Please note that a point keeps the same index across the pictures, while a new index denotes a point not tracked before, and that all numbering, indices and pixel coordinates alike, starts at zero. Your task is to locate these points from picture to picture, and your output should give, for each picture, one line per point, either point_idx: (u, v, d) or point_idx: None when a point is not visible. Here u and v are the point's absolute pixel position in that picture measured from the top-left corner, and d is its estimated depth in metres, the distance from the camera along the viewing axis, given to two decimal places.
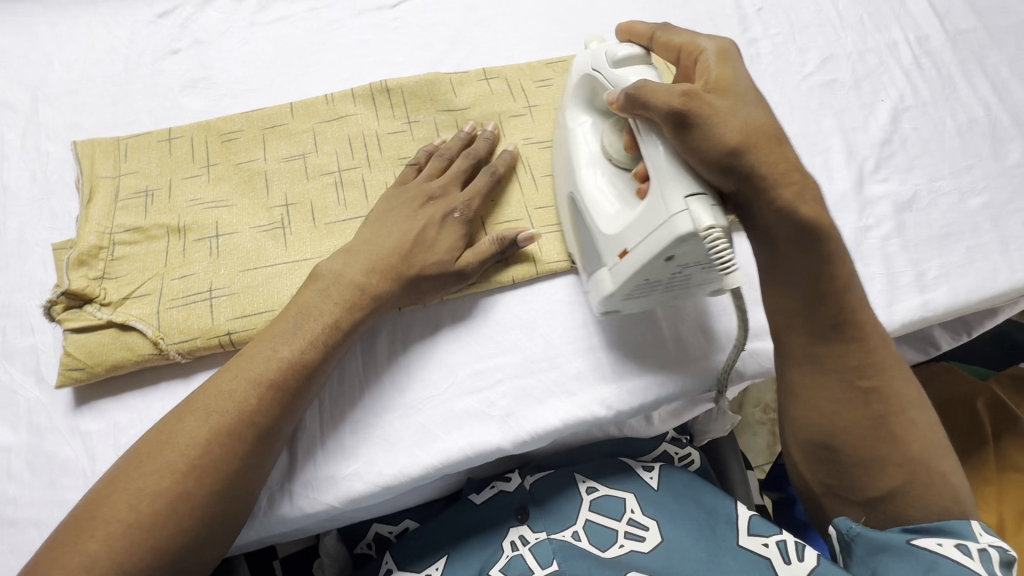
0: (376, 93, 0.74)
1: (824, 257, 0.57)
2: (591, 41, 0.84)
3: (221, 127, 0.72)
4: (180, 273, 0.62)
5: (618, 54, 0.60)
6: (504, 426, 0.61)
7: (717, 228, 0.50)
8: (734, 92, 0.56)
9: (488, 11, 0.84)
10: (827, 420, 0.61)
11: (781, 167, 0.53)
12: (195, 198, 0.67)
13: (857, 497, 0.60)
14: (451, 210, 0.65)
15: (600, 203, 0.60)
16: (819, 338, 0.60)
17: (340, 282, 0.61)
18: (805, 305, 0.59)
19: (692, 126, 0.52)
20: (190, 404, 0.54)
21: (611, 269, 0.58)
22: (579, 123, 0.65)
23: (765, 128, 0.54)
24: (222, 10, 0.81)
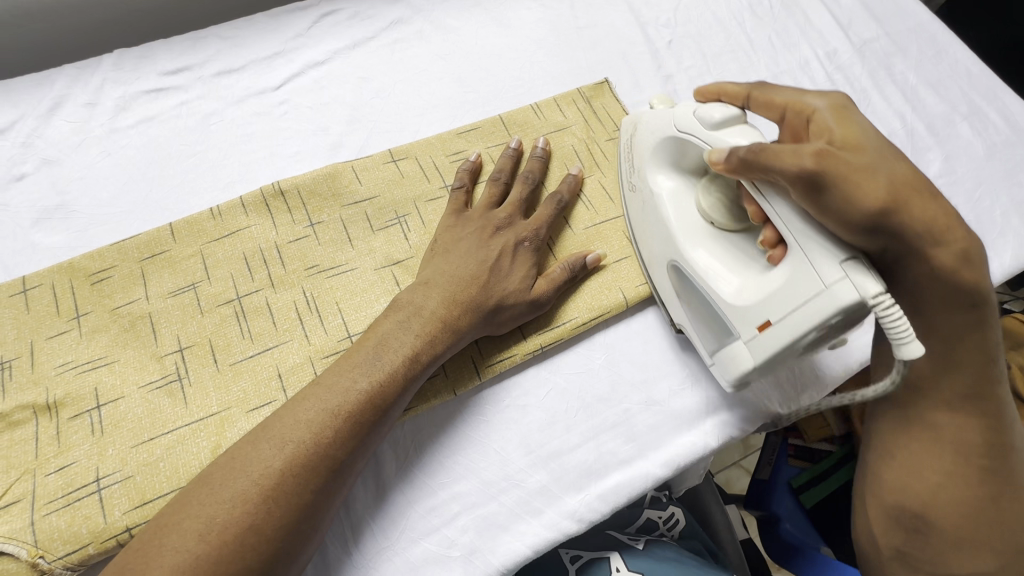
0: (269, 199, 0.66)
1: (970, 327, 0.51)
2: (501, 99, 0.78)
3: (88, 266, 0.61)
4: (56, 464, 0.52)
5: (716, 116, 0.55)
6: (469, 565, 0.55)
7: (887, 295, 0.44)
8: (866, 148, 0.49)
9: (385, 80, 0.77)
10: (926, 487, 0.54)
11: (945, 225, 0.49)
12: (64, 362, 0.57)
13: (906, 517, 0.55)
14: (520, 241, 0.63)
15: (716, 274, 0.56)
16: (941, 406, 0.53)
17: (329, 388, 0.52)
18: (944, 343, 0.52)
19: (824, 192, 0.46)
20: (175, 513, 0.46)
21: (747, 344, 0.53)
22: (660, 188, 0.62)
23: (911, 183, 0.48)
24: (72, 119, 0.70)
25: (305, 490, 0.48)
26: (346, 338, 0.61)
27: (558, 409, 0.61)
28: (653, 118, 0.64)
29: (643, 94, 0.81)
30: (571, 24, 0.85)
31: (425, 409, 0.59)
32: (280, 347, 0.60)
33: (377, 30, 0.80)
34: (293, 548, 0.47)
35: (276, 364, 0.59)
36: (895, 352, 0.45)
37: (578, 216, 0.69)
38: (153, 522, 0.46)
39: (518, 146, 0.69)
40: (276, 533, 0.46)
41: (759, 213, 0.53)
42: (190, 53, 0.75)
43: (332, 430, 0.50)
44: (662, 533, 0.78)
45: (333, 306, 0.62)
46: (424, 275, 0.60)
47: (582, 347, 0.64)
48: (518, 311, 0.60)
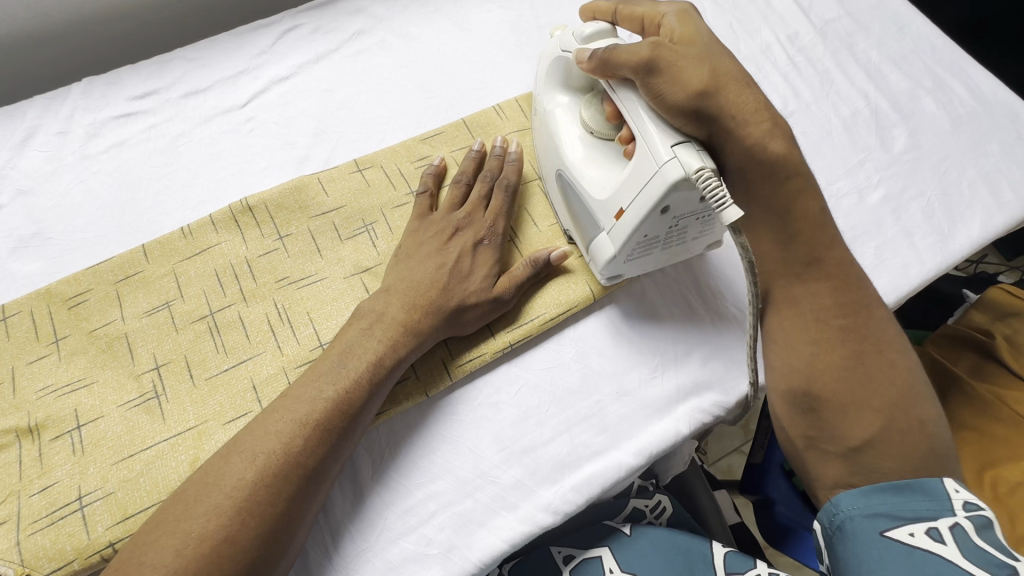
0: (238, 215, 0.67)
1: (794, 196, 0.57)
2: (465, 101, 0.79)
3: (65, 291, 0.63)
4: (40, 485, 0.54)
5: (585, 31, 0.60)
6: (448, 562, 0.56)
7: (707, 169, 0.50)
8: (695, 44, 0.56)
9: (349, 91, 0.78)
10: (804, 362, 0.57)
11: (749, 106, 0.54)
12: (45, 386, 0.59)
13: (838, 447, 0.55)
14: (479, 240, 0.64)
15: (586, 176, 0.61)
16: (793, 274, 0.58)
17: (298, 398, 0.53)
18: (782, 243, 0.58)
19: (655, 75, 0.54)
20: (154, 531, 0.47)
21: (610, 233, 0.59)
22: (557, 104, 0.66)
23: (731, 76, 0.56)
24: (45, 149, 0.71)
25: (278, 499, 0.49)
26: (318, 347, 0.62)
27: (530, 405, 0.62)
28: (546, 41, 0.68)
29: None
30: (531, 24, 0.86)
31: (396, 412, 0.60)
32: (254, 359, 0.61)
33: (339, 42, 0.81)
34: (270, 557, 0.48)
35: (251, 376, 0.60)
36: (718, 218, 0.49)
37: (543, 214, 0.70)
38: (132, 542, 0.47)
39: (480, 147, 0.70)
40: (252, 542, 0.47)
41: (615, 112, 0.60)
42: (157, 77, 0.77)
43: (302, 439, 0.51)
44: (649, 521, 0.79)
45: (304, 316, 0.63)
46: (386, 282, 0.62)
47: (551, 343, 0.65)
48: (482, 310, 0.62)
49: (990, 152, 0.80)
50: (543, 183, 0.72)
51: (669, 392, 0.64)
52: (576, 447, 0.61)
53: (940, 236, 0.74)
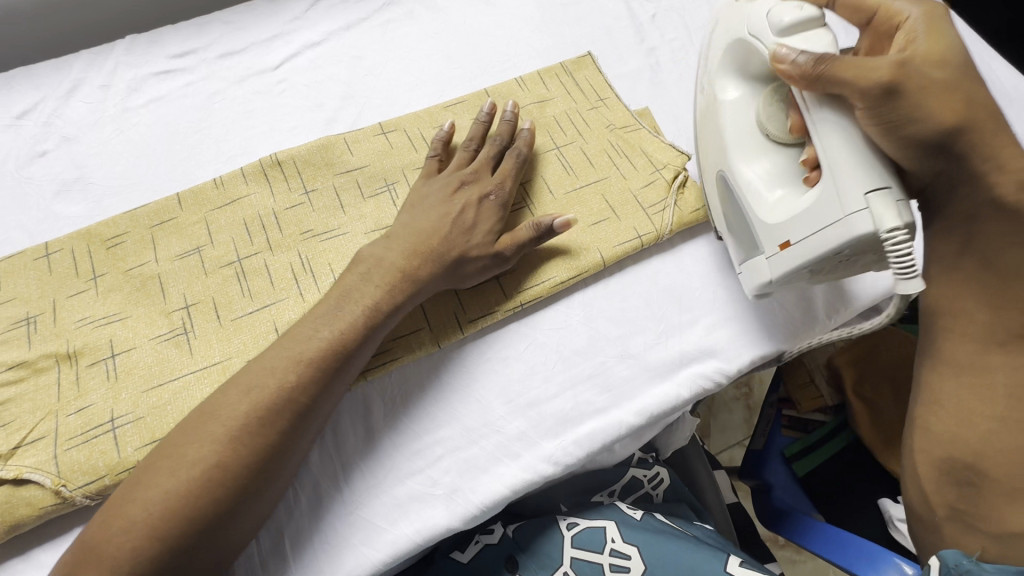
0: (267, 169, 0.70)
1: (1017, 255, 0.56)
2: (488, 73, 0.82)
3: (103, 232, 0.67)
4: (76, 406, 0.57)
5: (785, 19, 0.56)
6: (451, 503, 0.59)
7: (900, 230, 0.49)
8: (947, 65, 0.53)
9: (377, 59, 0.81)
10: (978, 436, 0.57)
11: (1007, 154, 0.55)
12: (83, 317, 0.62)
13: (991, 529, 0.56)
14: (484, 197, 0.66)
15: (756, 189, 0.60)
16: (997, 344, 0.57)
17: (293, 338, 0.56)
18: (993, 299, 0.57)
19: (894, 102, 0.51)
20: (153, 460, 0.51)
21: (771, 259, 0.59)
22: (727, 97, 0.64)
23: (984, 107, 0.54)
24: (89, 100, 0.75)
25: (269, 432, 0.52)
26: None
27: (537, 362, 0.64)
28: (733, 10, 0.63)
29: (628, 65, 0.84)
30: (556, 1, 0.88)
31: (408, 360, 0.63)
32: (277, 304, 0.64)
33: (370, 12, 0.84)
34: (260, 486, 0.52)
35: (273, 319, 0.64)
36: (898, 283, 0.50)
37: (558, 182, 0.72)
38: (136, 469, 0.51)
39: (491, 108, 0.71)
40: (242, 473, 0.50)
41: (801, 124, 0.58)
42: (195, 37, 0.80)
43: (293, 376, 0.54)
44: (647, 490, 0.82)
45: (326, 267, 0.66)
46: (391, 229, 0.64)
47: (561, 305, 0.67)
48: (483, 264, 0.63)
49: None
50: (560, 153, 0.74)
51: (674, 358, 0.66)
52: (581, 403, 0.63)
53: None
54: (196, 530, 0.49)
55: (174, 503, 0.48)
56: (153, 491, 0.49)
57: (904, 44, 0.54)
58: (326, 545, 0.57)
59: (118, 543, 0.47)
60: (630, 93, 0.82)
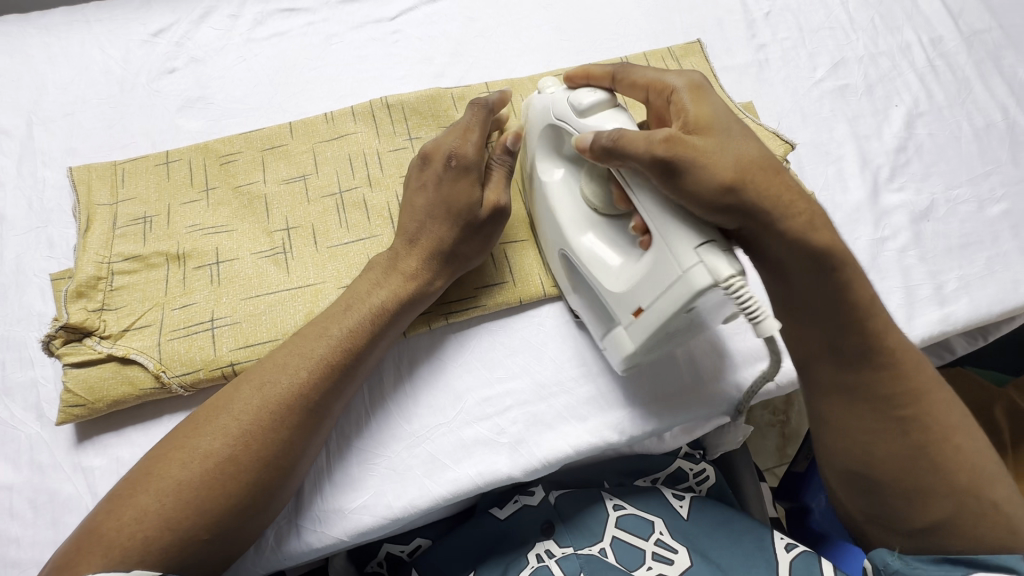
0: (376, 110, 0.73)
1: (841, 288, 0.53)
2: (593, 49, 0.83)
3: (219, 149, 0.71)
4: (181, 302, 0.61)
5: (583, 102, 0.56)
6: (515, 453, 0.60)
7: (738, 276, 0.46)
8: (716, 131, 0.52)
9: (488, 21, 0.83)
10: (862, 449, 0.56)
11: (786, 199, 0.50)
12: (194, 224, 0.66)
13: (902, 526, 0.56)
14: (448, 159, 0.60)
15: (601, 258, 0.57)
16: (842, 363, 0.56)
17: (310, 334, 0.56)
18: (828, 338, 0.55)
19: (679, 174, 0.49)
20: (166, 447, 0.51)
21: (627, 328, 0.56)
22: (551, 177, 0.62)
23: (762, 162, 0.51)
24: (218, 27, 0.79)
25: (280, 428, 0.52)
26: None
27: None
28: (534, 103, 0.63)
29: (736, 58, 0.83)
30: None
31: (484, 311, 0.64)
32: (371, 239, 0.67)
33: None
34: (275, 480, 0.52)
35: (366, 253, 0.66)
36: (754, 329, 0.47)
37: None
38: (150, 453, 0.51)
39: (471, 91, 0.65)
40: (253, 465, 0.50)
41: (622, 196, 0.55)
42: None
43: (307, 374, 0.54)
44: (691, 484, 0.82)
45: None
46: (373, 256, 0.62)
47: None
48: (472, 246, 0.62)
49: None
50: None
51: (756, 348, 0.65)
52: (662, 408, 0.62)
53: None
54: (270, 452, 0.51)
55: (255, 421, 0.52)
56: (234, 410, 0.52)
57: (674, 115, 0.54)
58: (363, 466, 0.59)
59: (123, 530, 0.46)
60: (736, 86, 0.81)
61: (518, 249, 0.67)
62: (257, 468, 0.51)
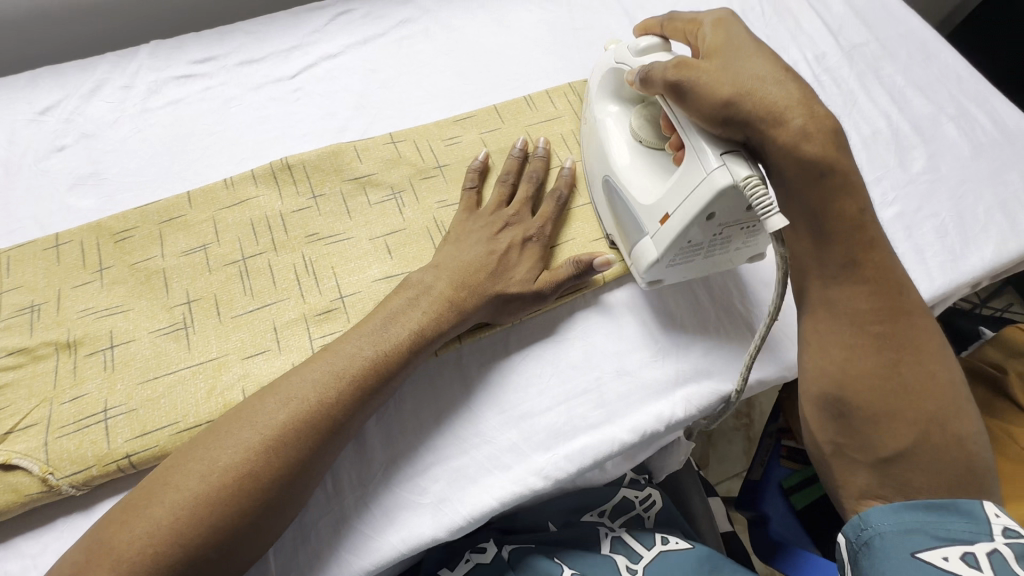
0: (277, 172, 0.72)
1: (830, 200, 0.53)
2: (497, 90, 0.84)
3: (113, 226, 0.68)
4: (71, 394, 0.58)
5: (640, 44, 0.63)
6: (437, 513, 0.58)
7: (756, 178, 0.51)
8: (729, 53, 0.55)
9: (391, 72, 0.84)
10: (838, 367, 0.55)
11: (785, 106, 0.51)
12: (86, 308, 0.63)
13: (866, 458, 0.54)
14: (528, 236, 0.67)
15: (636, 180, 0.63)
16: (829, 278, 0.55)
17: (336, 353, 0.56)
18: (818, 248, 0.55)
19: (687, 92, 0.54)
20: (182, 458, 0.50)
21: (654, 237, 0.60)
22: (607, 113, 0.69)
23: (774, 78, 0.53)
24: (110, 100, 0.78)
25: (303, 448, 0.51)
26: (338, 299, 0.65)
27: (535, 373, 0.65)
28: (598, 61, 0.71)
29: None
30: (567, 26, 0.90)
31: (527, 318, 0.66)
32: (278, 304, 0.65)
33: (386, 28, 0.87)
34: (289, 494, 0.51)
35: (273, 319, 0.64)
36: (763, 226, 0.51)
37: None
38: (161, 466, 0.51)
39: (524, 144, 0.73)
40: (272, 484, 0.50)
41: (670, 124, 0.61)
42: (217, 45, 0.83)
43: (334, 392, 0.54)
44: (638, 512, 0.82)
45: (329, 270, 0.67)
46: (437, 258, 0.64)
47: (556, 318, 0.68)
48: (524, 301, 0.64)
49: (1010, 181, 0.81)
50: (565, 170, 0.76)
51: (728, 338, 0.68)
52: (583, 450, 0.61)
53: (951, 256, 0.75)
54: (286, 468, 0.50)
55: (277, 436, 0.51)
56: (257, 423, 0.51)
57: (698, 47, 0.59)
58: (287, 544, 0.57)
59: (134, 544, 0.46)
60: None
61: None
62: (279, 480, 0.50)
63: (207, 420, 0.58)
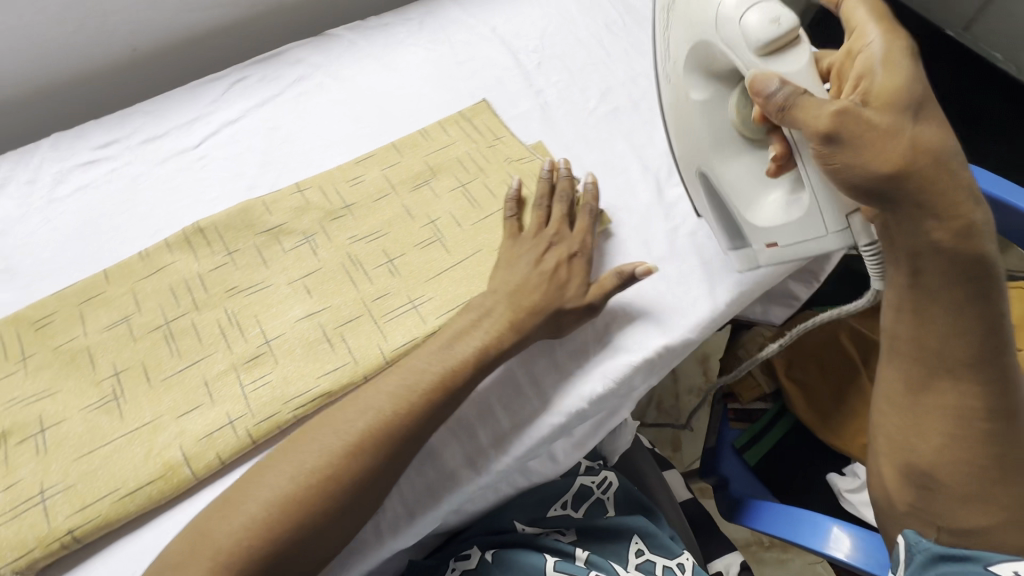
0: (190, 237, 0.75)
1: (969, 299, 0.55)
2: (394, 128, 0.90)
3: (31, 315, 0.70)
4: (5, 483, 0.59)
5: (767, 36, 0.54)
6: (399, 526, 0.67)
7: (877, 248, 0.58)
8: (898, 107, 0.51)
9: (292, 128, 0.89)
10: (931, 446, 0.62)
11: (951, 200, 0.51)
12: (11, 397, 0.64)
13: (951, 525, 0.61)
14: (573, 253, 0.74)
15: (736, 190, 0.67)
16: (946, 374, 0.60)
17: (409, 368, 0.64)
18: (946, 347, 0.58)
19: (840, 149, 0.50)
20: (270, 466, 0.59)
21: (760, 250, 0.70)
22: (693, 96, 0.67)
23: (940, 150, 0.50)
24: (16, 196, 0.80)
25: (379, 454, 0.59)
26: (264, 344, 0.69)
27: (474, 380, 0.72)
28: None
29: (519, 107, 0.93)
30: (452, 61, 0.98)
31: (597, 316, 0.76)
32: (206, 359, 0.67)
33: (281, 88, 0.93)
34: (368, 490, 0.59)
35: (203, 374, 0.66)
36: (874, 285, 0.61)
37: (466, 215, 0.80)
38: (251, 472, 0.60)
39: (517, 182, 0.79)
40: (352, 485, 0.58)
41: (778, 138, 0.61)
42: (118, 128, 0.87)
43: (406, 405, 0.61)
44: (598, 496, 0.87)
45: (252, 319, 0.70)
46: (493, 285, 0.71)
47: None
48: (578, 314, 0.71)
49: None
50: (465, 189, 0.82)
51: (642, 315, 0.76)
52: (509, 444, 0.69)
53: None
54: (339, 495, 0.57)
55: (357, 444, 0.59)
56: (341, 431, 0.60)
57: (857, 82, 0.54)
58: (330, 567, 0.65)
59: (230, 535, 0.55)
60: (525, 131, 0.91)
61: (354, 326, 0.70)
62: (358, 484, 0.58)
63: (148, 482, 0.60)
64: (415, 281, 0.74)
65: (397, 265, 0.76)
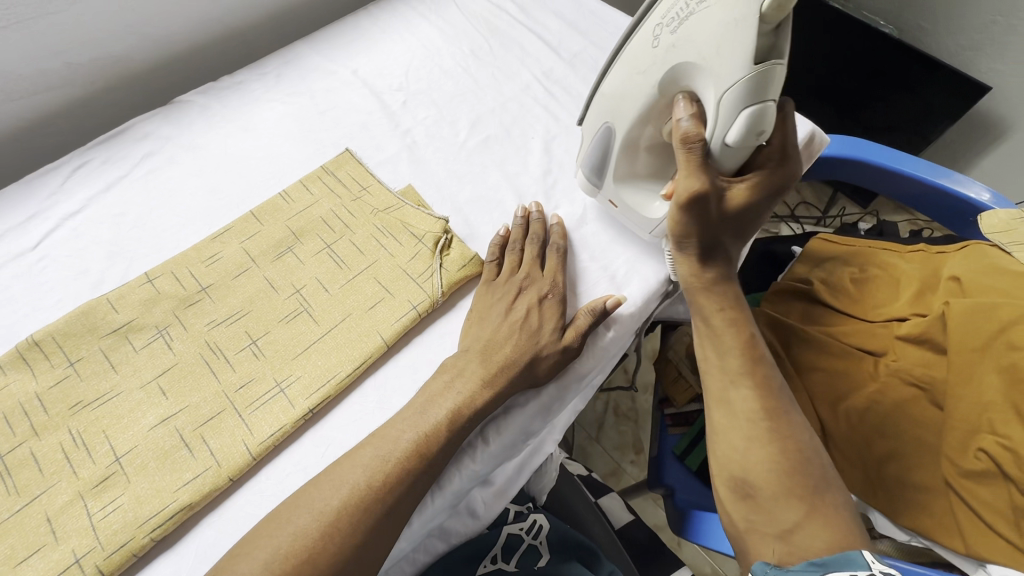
0: (24, 352, 0.68)
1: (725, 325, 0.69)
2: (255, 194, 0.85)
3: None
4: None
5: (733, 135, 0.62)
6: None
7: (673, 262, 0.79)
8: (746, 217, 0.70)
9: (142, 210, 0.83)
10: (738, 453, 0.63)
11: (720, 293, 0.71)
12: None
13: (772, 530, 0.59)
14: (544, 295, 0.72)
15: (620, 169, 0.75)
16: (728, 381, 0.67)
17: (383, 438, 0.62)
18: (721, 357, 0.68)
19: (683, 216, 0.68)
20: (246, 544, 0.55)
21: (602, 196, 0.79)
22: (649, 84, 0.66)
23: (717, 260, 0.71)
24: None
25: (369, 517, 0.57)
26: (115, 462, 0.62)
27: None
28: (786, 1, 0.53)
29: (385, 152, 0.89)
30: (313, 112, 0.94)
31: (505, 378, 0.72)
32: (47, 492, 0.61)
33: (128, 168, 0.87)
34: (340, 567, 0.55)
35: (45, 509, 0.60)
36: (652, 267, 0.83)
37: (333, 278, 0.75)
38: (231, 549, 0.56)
39: (523, 212, 0.79)
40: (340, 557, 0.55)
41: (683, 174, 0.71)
42: None
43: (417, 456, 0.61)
44: (529, 542, 0.82)
45: (100, 435, 0.64)
46: (466, 342, 0.69)
47: (353, 399, 0.69)
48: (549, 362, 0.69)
49: None
50: (331, 250, 0.78)
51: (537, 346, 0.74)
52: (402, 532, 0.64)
53: None
54: None
55: (351, 508, 0.57)
56: (329, 498, 0.57)
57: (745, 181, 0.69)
58: None
59: None
60: (394, 176, 0.87)
61: (215, 424, 0.65)
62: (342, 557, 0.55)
63: None
64: (281, 361, 0.69)
65: (261, 346, 0.70)
